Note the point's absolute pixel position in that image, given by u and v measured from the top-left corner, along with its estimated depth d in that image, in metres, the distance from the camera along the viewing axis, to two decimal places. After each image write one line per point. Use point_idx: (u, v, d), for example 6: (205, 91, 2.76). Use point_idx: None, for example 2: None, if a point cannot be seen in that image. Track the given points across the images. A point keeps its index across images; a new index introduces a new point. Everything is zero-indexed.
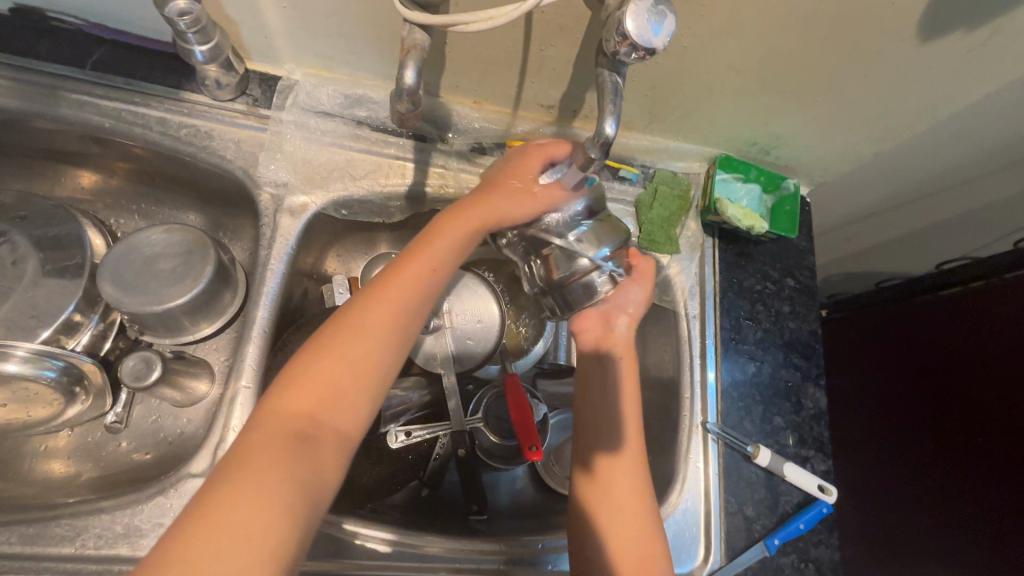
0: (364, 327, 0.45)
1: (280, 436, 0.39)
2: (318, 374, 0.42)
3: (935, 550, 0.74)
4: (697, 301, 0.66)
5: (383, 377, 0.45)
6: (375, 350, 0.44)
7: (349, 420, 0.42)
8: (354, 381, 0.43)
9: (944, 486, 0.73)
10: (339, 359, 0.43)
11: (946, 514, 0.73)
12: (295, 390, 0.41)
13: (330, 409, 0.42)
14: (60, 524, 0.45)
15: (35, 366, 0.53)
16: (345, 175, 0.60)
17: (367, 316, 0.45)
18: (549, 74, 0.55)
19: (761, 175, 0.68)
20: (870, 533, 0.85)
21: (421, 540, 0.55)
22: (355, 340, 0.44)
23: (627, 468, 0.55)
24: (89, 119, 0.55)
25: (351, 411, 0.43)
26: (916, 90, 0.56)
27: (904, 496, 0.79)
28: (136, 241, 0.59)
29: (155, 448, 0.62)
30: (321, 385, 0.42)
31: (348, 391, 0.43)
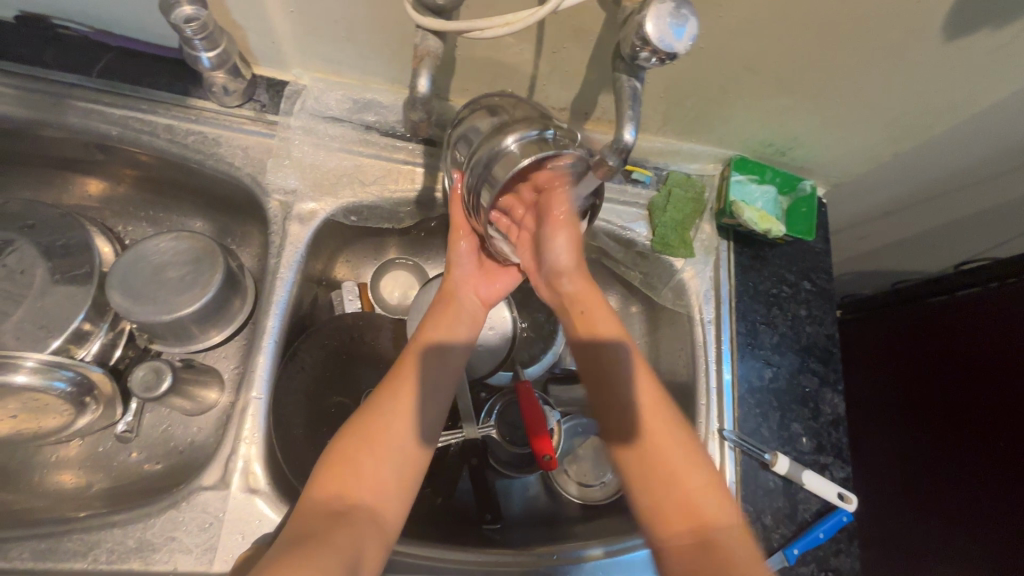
0: (392, 412, 0.47)
1: (319, 514, 0.41)
2: (350, 458, 0.45)
3: (946, 553, 0.74)
4: (712, 306, 0.65)
5: (406, 451, 0.47)
6: (401, 438, 0.47)
7: (382, 505, 0.44)
8: (383, 467, 0.45)
9: (959, 489, 0.73)
10: (367, 448, 0.45)
11: (961, 517, 0.72)
12: (330, 470, 0.44)
13: (360, 488, 0.44)
14: (72, 539, 0.45)
15: (44, 376, 0.53)
16: (354, 181, 0.59)
17: (392, 403, 0.48)
18: (561, 76, 0.54)
19: (777, 176, 0.67)
20: (880, 535, 0.84)
21: (431, 551, 0.53)
22: (382, 428, 0.46)
23: (670, 445, 0.48)
24: (96, 127, 0.55)
25: (383, 497, 0.44)
26: (939, 89, 0.54)
27: (915, 498, 0.79)
28: (144, 249, 0.59)
29: (165, 457, 0.61)
30: (353, 469, 0.44)
31: (378, 478, 0.45)
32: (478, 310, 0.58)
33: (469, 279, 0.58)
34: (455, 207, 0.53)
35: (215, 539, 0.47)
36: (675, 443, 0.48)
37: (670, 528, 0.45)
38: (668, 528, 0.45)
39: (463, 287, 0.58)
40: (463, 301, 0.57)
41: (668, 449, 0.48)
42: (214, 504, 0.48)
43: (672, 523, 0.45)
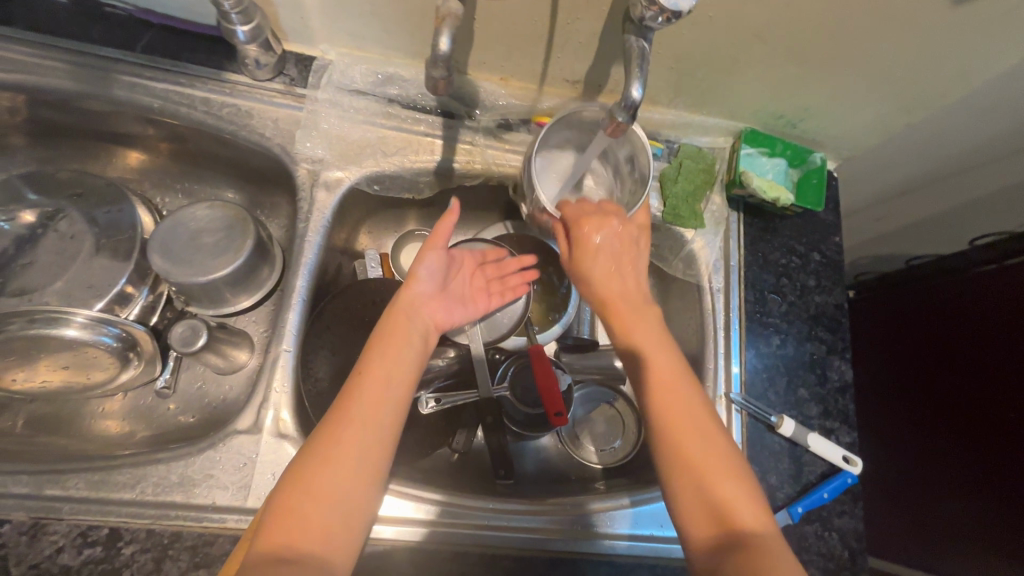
0: (332, 455, 0.43)
1: (261, 564, 0.38)
2: (292, 506, 0.42)
3: (950, 516, 0.76)
4: (721, 275, 0.67)
5: (355, 490, 0.43)
6: (346, 481, 0.43)
7: (333, 549, 0.41)
8: (329, 512, 0.42)
9: (964, 457, 0.74)
10: (310, 496, 0.42)
11: (964, 482, 0.74)
12: (276, 519, 0.41)
13: (304, 534, 0.40)
14: (121, 473, 0.49)
15: (92, 331, 0.57)
16: (377, 151, 0.62)
17: (331, 444, 0.44)
18: (575, 48, 0.57)
19: (787, 149, 0.68)
20: (889, 499, 0.87)
21: (464, 500, 0.56)
22: (325, 470, 0.43)
23: (696, 433, 0.47)
24: (140, 99, 0.58)
25: (334, 538, 0.42)
26: (949, 55, 0.55)
27: (923, 465, 0.81)
28: (182, 216, 0.63)
29: (199, 411, 0.65)
30: (296, 517, 0.41)
31: (323, 520, 0.41)
32: (430, 333, 0.55)
33: (428, 301, 0.56)
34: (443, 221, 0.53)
35: (249, 478, 0.51)
36: (702, 432, 0.47)
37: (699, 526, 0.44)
38: (697, 534, 0.43)
39: (423, 307, 0.55)
40: (416, 322, 0.53)
41: (710, 463, 0.45)
42: (247, 446, 0.52)
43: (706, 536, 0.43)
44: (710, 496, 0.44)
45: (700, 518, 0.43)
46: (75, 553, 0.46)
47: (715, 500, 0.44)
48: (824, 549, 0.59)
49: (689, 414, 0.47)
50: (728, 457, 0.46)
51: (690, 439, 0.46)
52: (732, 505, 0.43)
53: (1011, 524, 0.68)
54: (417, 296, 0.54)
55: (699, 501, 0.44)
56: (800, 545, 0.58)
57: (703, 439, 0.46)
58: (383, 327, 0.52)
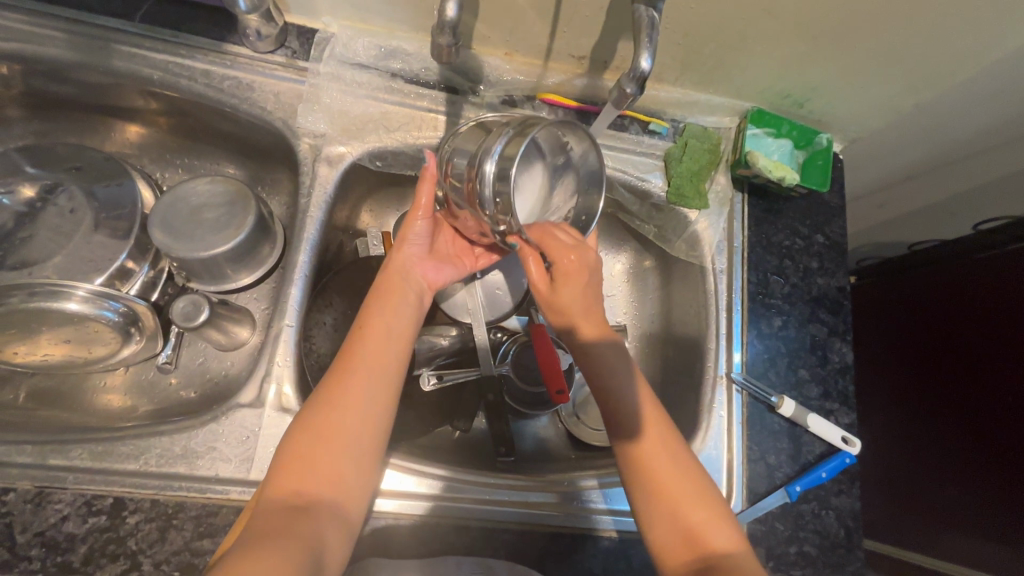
0: (341, 405, 0.45)
1: (276, 510, 0.40)
2: (302, 454, 0.43)
3: (942, 495, 0.77)
4: (725, 256, 0.67)
5: (362, 436, 0.45)
6: (356, 431, 0.44)
7: (346, 495, 0.43)
8: (341, 461, 0.43)
9: (959, 438, 0.75)
10: (321, 444, 0.43)
11: (957, 462, 0.75)
12: (288, 468, 0.42)
13: (316, 479, 0.42)
14: (124, 444, 0.49)
15: (94, 306, 0.57)
16: (380, 127, 0.62)
17: (338, 394, 0.45)
18: (581, 22, 0.56)
19: (793, 129, 0.67)
20: (884, 480, 0.88)
21: (468, 476, 0.57)
22: (334, 420, 0.44)
23: (675, 469, 0.48)
24: (138, 70, 0.58)
25: (346, 482, 0.43)
26: (961, 32, 0.54)
27: (918, 446, 0.82)
28: (182, 191, 0.62)
29: (201, 386, 0.65)
30: (308, 464, 0.42)
31: (335, 466, 0.43)
32: (425, 292, 0.56)
33: (420, 261, 0.56)
34: (425, 182, 0.54)
35: (252, 451, 0.51)
36: (681, 467, 0.48)
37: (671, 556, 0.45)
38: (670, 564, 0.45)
39: (414, 266, 0.55)
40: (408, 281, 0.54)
41: (677, 486, 0.47)
42: (250, 420, 0.52)
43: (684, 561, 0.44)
44: (685, 525, 0.46)
45: (674, 544, 0.45)
46: (80, 522, 0.46)
47: (689, 525, 0.45)
48: (820, 527, 0.59)
49: (669, 451, 0.49)
50: (703, 489, 0.48)
51: (667, 472, 0.48)
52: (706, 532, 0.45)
53: (1002, 503, 0.69)
54: (407, 256, 0.55)
55: (670, 527, 0.46)
56: (797, 523, 0.59)
57: (681, 474, 0.48)
58: (378, 286, 0.53)
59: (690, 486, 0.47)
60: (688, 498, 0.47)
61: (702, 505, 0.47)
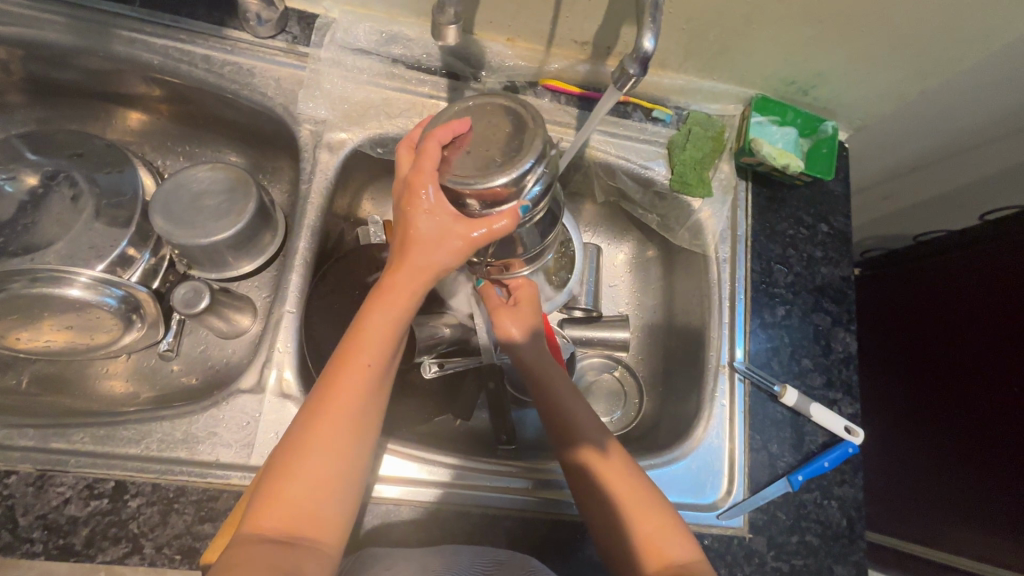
0: (325, 436, 0.40)
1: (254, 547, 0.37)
2: (282, 487, 0.39)
3: (946, 488, 0.77)
4: (728, 245, 0.66)
5: (349, 474, 0.41)
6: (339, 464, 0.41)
7: (326, 531, 0.40)
8: (323, 494, 0.40)
9: (965, 430, 0.75)
10: (303, 477, 0.40)
11: (962, 454, 0.75)
12: (266, 503, 0.39)
13: (302, 518, 0.39)
14: (126, 428, 0.49)
15: (96, 292, 0.58)
16: (381, 113, 0.61)
17: (321, 425, 0.40)
18: (584, 6, 0.55)
19: (798, 117, 0.67)
20: (887, 471, 0.88)
21: (476, 463, 0.57)
22: (316, 454, 0.40)
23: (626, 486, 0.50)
24: (138, 55, 0.57)
25: (330, 521, 0.40)
26: (970, 17, 0.53)
27: (923, 438, 0.82)
28: (183, 178, 0.62)
29: (203, 374, 0.66)
30: (286, 499, 0.39)
31: (319, 504, 0.40)
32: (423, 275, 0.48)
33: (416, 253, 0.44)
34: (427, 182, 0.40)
35: (252, 436, 0.51)
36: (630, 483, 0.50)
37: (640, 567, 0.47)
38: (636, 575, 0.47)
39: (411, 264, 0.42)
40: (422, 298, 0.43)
41: (636, 509, 0.49)
42: (251, 406, 0.52)
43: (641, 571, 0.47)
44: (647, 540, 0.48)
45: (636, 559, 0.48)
46: (81, 505, 0.46)
47: (648, 543, 0.48)
48: (822, 517, 0.59)
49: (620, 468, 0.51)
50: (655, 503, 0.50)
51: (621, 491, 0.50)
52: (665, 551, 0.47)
53: (1007, 495, 0.68)
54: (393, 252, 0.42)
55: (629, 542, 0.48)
56: (799, 513, 0.59)
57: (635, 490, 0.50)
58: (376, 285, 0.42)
59: (642, 501, 0.49)
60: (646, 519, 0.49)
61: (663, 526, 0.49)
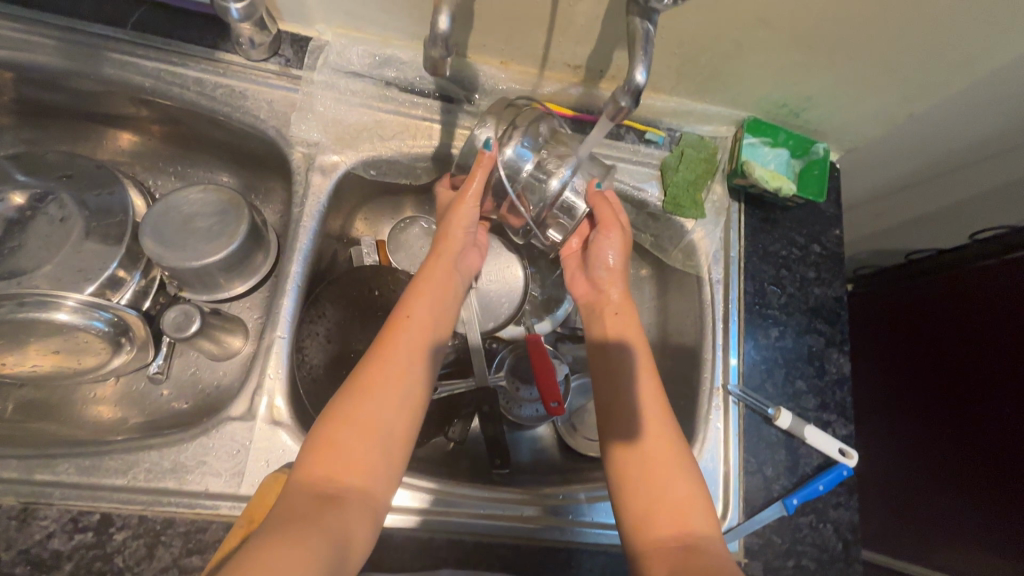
0: (374, 390, 0.46)
1: (305, 498, 0.41)
2: (334, 441, 0.44)
3: (940, 507, 0.77)
4: (721, 266, 0.66)
5: (392, 430, 0.46)
6: (387, 420, 0.46)
7: (370, 482, 0.44)
8: (370, 447, 0.44)
9: (958, 450, 0.75)
10: (353, 432, 0.44)
11: (956, 474, 0.75)
12: (318, 454, 0.43)
13: (348, 466, 0.43)
14: (112, 459, 0.48)
15: (83, 316, 0.57)
16: (374, 135, 0.61)
17: (372, 381, 0.46)
18: (577, 31, 0.55)
19: (790, 139, 0.67)
20: (881, 489, 0.88)
21: (457, 489, 0.56)
22: (368, 408, 0.45)
23: (664, 446, 0.49)
24: (129, 78, 0.57)
25: (371, 473, 0.44)
26: (957, 45, 0.54)
27: (915, 456, 0.82)
28: (174, 200, 0.62)
29: (193, 397, 0.65)
30: (337, 451, 0.43)
31: (365, 455, 0.44)
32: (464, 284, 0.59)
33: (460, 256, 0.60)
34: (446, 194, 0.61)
35: (242, 465, 0.50)
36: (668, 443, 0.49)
37: (657, 525, 0.46)
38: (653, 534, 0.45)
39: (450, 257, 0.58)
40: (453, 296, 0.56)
41: (663, 473, 0.48)
42: (241, 433, 0.51)
43: (664, 537, 0.45)
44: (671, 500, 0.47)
45: (658, 519, 0.46)
46: (66, 539, 0.45)
47: (674, 505, 0.46)
48: (818, 540, 0.59)
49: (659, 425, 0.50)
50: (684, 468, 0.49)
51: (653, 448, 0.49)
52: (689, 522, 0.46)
53: (1002, 517, 0.68)
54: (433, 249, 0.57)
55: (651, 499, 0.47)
56: (795, 536, 0.59)
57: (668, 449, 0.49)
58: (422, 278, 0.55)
59: (673, 461, 0.49)
60: (678, 490, 0.47)
61: (687, 497, 0.47)
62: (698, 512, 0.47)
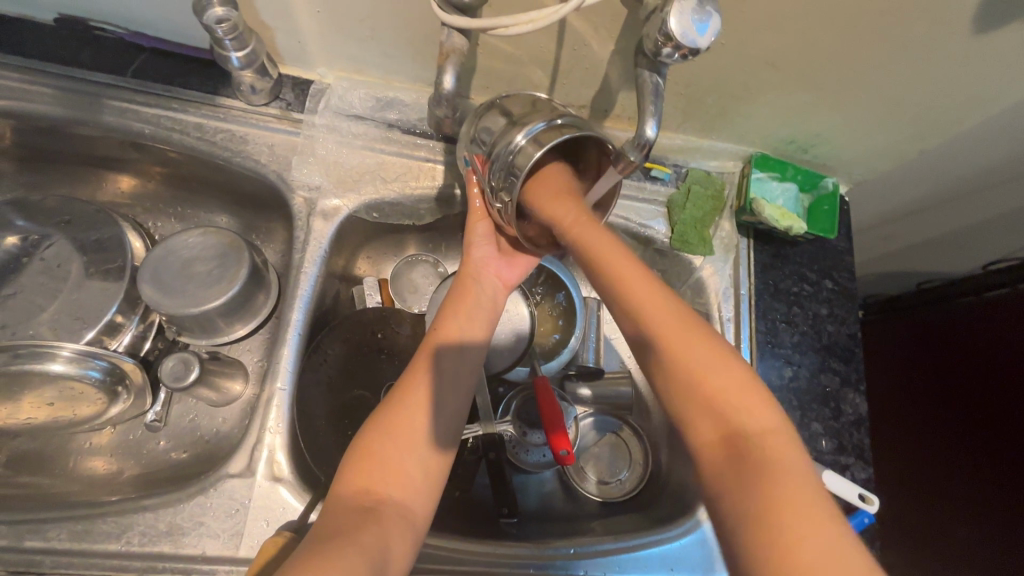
0: (411, 404, 0.46)
1: (345, 511, 0.40)
2: (377, 453, 0.43)
3: (965, 548, 0.74)
4: (731, 303, 0.65)
5: (430, 443, 0.45)
6: (426, 431, 0.45)
7: (411, 499, 0.43)
8: (409, 460, 0.44)
9: (980, 488, 0.73)
10: (395, 444, 0.44)
11: (980, 512, 0.73)
12: (361, 465, 0.43)
13: (386, 481, 0.42)
14: (106, 522, 0.47)
15: (80, 365, 0.56)
16: (376, 178, 0.60)
17: (410, 395, 0.46)
18: (582, 74, 0.55)
19: (798, 174, 0.66)
20: (900, 525, 0.85)
21: (464, 545, 0.54)
22: (406, 418, 0.45)
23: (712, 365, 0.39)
24: (130, 125, 0.57)
25: (411, 490, 0.43)
26: (968, 84, 0.53)
27: (936, 493, 0.79)
28: (174, 243, 0.61)
29: (192, 447, 0.63)
30: (376, 461, 0.43)
31: (406, 471, 0.43)
32: (499, 294, 0.55)
33: (489, 262, 0.55)
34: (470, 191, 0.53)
35: (241, 525, 0.48)
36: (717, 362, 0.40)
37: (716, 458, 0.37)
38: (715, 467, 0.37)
39: (482, 270, 0.55)
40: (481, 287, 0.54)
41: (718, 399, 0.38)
42: (240, 491, 0.50)
43: (706, 452, 0.37)
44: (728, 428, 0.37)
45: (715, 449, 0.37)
46: None
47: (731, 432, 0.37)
48: None
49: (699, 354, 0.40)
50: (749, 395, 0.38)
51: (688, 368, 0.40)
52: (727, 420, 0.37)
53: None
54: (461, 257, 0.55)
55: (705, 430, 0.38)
56: None
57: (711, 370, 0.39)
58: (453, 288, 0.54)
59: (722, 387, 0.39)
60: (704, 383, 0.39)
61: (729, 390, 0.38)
62: (736, 399, 0.38)
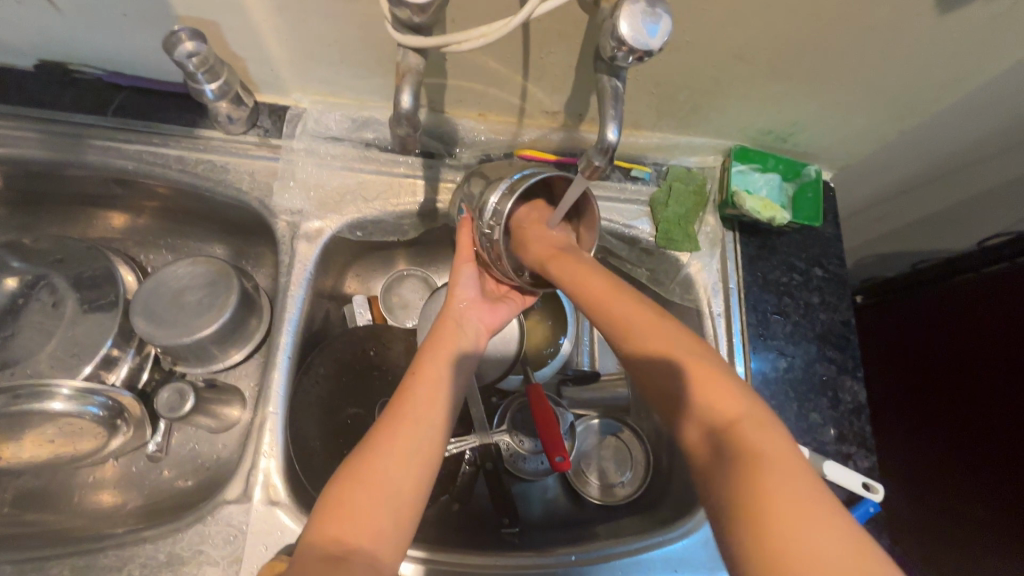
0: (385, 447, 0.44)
1: (313, 562, 0.40)
2: (344, 501, 0.42)
3: (978, 531, 0.73)
4: (721, 298, 0.65)
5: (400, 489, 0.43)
6: (395, 476, 0.43)
7: (379, 547, 0.41)
8: (377, 507, 0.42)
9: (990, 466, 0.72)
10: (359, 492, 0.42)
11: (991, 492, 0.72)
12: (328, 513, 0.42)
13: (353, 528, 0.41)
14: (107, 555, 0.47)
15: (78, 403, 0.55)
16: (357, 197, 0.61)
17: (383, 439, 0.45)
18: (551, 81, 0.55)
19: (779, 164, 0.66)
20: (912, 516, 0.83)
21: (461, 560, 0.53)
22: (375, 464, 0.44)
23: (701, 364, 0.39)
24: (113, 163, 0.58)
25: (380, 538, 0.42)
26: (939, 63, 0.53)
27: (945, 476, 0.78)
28: (162, 275, 0.61)
29: (194, 474, 0.64)
30: (346, 509, 0.42)
31: (373, 518, 0.42)
32: (482, 335, 0.54)
33: (475, 304, 0.55)
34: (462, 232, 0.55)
35: (240, 551, 0.49)
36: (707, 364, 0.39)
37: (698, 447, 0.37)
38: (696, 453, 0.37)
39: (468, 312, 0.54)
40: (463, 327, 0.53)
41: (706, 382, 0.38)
42: (238, 517, 0.50)
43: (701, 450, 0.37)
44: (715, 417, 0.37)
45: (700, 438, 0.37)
46: None
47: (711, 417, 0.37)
48: None
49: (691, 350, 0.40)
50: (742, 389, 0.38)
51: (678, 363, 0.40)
52: (711, 415, 0.37)
53: None
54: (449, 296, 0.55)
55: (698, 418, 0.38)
56: None
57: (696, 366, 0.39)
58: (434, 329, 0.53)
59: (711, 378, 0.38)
60: (692, 384, 0.39)
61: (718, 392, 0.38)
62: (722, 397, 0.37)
